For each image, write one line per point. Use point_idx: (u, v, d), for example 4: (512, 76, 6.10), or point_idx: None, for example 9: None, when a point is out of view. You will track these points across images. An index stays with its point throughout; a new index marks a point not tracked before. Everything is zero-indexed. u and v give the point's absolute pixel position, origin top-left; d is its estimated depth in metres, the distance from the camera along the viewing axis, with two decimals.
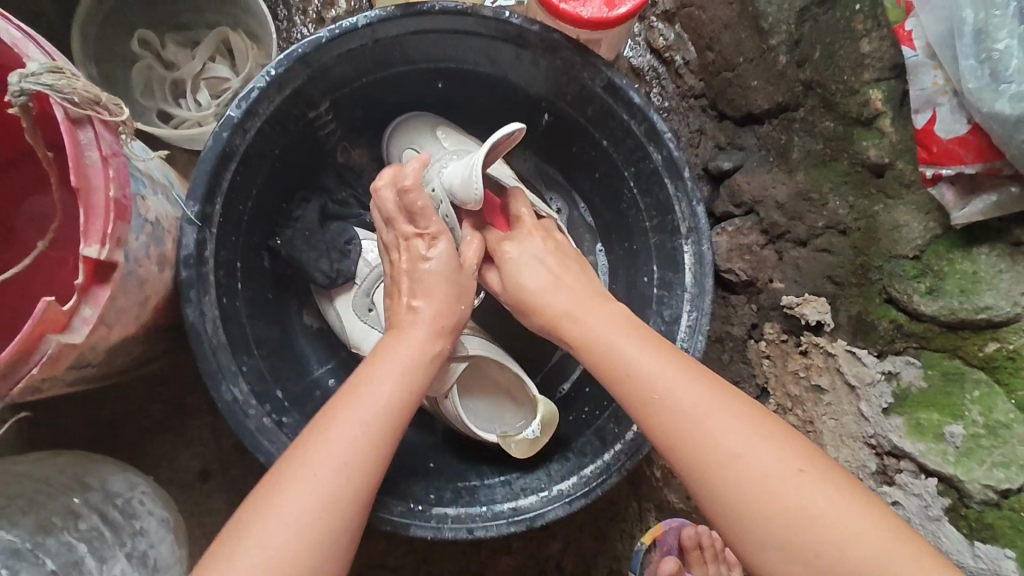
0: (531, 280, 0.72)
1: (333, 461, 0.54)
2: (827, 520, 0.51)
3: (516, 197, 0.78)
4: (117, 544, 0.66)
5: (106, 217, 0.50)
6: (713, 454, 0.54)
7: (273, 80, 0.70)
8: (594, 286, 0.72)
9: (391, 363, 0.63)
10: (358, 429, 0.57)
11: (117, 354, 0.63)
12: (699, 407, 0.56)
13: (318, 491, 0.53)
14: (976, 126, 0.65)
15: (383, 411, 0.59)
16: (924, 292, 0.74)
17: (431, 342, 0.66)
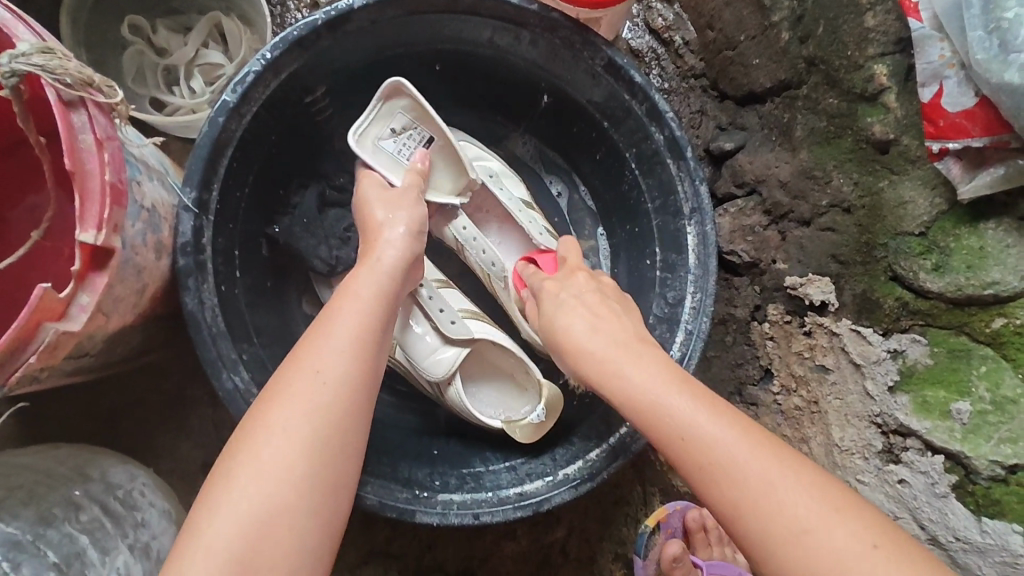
0: (576, 324, 0.66)
1: (303, 398, 0.54)
2: (792, 508, 0.49)
3: (569, 247, 0.78)
4: (118, 535, 0.65)
5: (102, 202, 0.49)
6: (685, 447, 0.54)
7: (269, 64, 0.69)
8: (631, 319, 0.67)
9: (362, 291, 0.63)
10: (325, 357, 0.56)
11: (116, 344, 0.62)
12: (676, 402, 0.55)
13: (292, 431, 0.52)
14: (983, 98, 0.64)
15: (353, 334, 0.58)
16: (930, 269, 0.74)
17: (391, 259, 0.66)
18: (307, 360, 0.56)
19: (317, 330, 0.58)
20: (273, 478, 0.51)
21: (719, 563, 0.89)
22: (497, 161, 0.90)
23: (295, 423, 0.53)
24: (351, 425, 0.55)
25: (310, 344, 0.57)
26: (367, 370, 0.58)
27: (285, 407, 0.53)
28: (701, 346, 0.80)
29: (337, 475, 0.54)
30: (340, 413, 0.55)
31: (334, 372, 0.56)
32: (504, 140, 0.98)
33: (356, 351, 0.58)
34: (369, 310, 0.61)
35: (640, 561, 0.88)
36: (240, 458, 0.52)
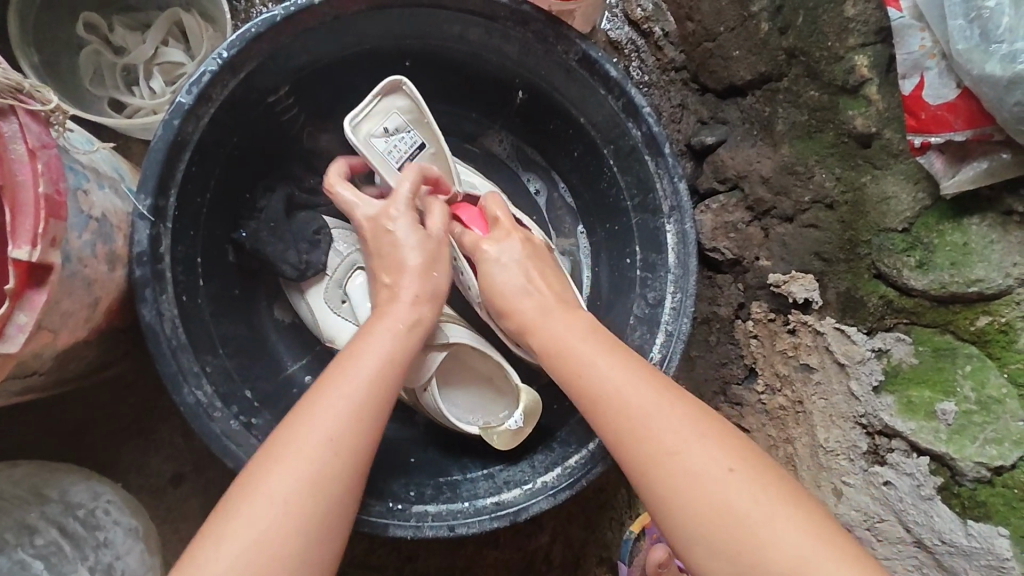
0: (525, 299, 0.68)
1: (307, 460, 0.52)
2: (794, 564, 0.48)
3: (492, 200, 0.76)
4: (79, 558, 0.65)
5: (37, 214, 0.46)
6: (713, 517, 0.51)
7: (226, 63, 0.66)
8: (597, 327, 0.65)
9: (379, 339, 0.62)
10: (337, 419, 0.54)
11: (69, 360, 0.60)
12: (705, 460, 0.53)
13: (290, 495, 0.50)
14: (965, 90, 0.62)
15: (369, 390, 0.57)
16: (914, 266, 0.72)
17: (413, 311, 0.65)
18: (316, 418, 0.54)
19: (328, 388, 0.57)
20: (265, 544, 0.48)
21: None
22: (478, 176, 0.87)
23: (292, 485, 0.50)
24: (351, 488, 0.53)
25: (311, 403, 0.55)
26: (374, 431, 0.56)
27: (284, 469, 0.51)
28: (682, 348, 0.77)
29: (332, 543, 0.51)
30: (343, 476, 0.53)
31: (343, 435, 0.54)
32: (480, 137, 0.96)
33: (368, 413, 0.56)
34: (385, 367, 0.59)
35: (626, 569, 0.88)
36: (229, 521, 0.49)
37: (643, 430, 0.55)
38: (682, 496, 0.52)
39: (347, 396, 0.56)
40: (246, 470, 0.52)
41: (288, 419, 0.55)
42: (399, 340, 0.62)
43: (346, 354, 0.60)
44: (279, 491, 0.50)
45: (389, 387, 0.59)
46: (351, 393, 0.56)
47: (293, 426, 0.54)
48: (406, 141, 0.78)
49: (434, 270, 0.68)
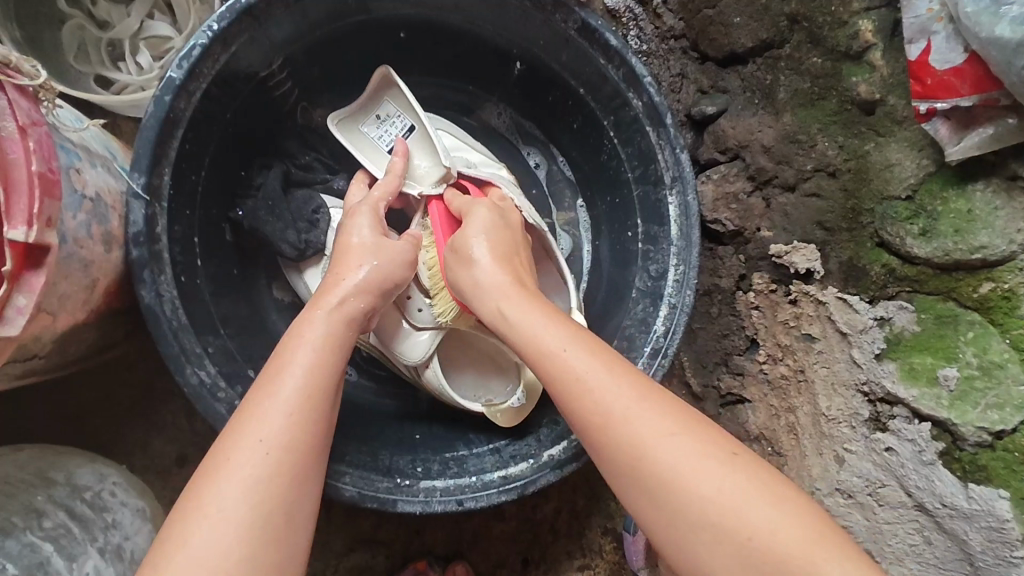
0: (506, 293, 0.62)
1: (244, 472, 0.48)
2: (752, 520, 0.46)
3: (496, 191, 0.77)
4: (87, 540, 0.63)
5: (31, 194, 0.45)
6: (653, 467, 0.49)
7: (217, 36, 0.64)
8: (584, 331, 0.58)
9: (307, 333, 0.57)
10: (270, 426, 0.51)
11: (70, 343, 0.59)
12: (722, 488, 0.47)
13: (232, 511, 0.47)
14: (972, 54, 0.61)
15: (309, 382, 0.54)
16: (917, 234, 0.72)
17: (342, 300, 0.61)
18: (250, 428, 0.50)
19: (259, 394, 0.53)
20: (217, 564, 0.45)
21: None
22: (479, 152, 0.85)
23: (232, 501, 0.47)
24: (302, 495, 0.50)
25: (244, 412, 0.52)
26: (313, 431, 0.52)
27: (223, 484, 0.48)
28: (686, 320, 0.77)
29: (286, 555, 0.48)
30: (286, 486, 0.49)
31: (277, 440, 0.50)
32: (477, 110, 0.94)
33: (304, 411, 0.52)
34: (319, 361, 0.55)
35: (631, 537, 0.89)
36: (173, 547, 0.46)
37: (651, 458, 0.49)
38: (709, 533, 0.47)
39: (286, 389, 0.53)
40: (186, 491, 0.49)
41: (223, 433, 0.52)
42: (332, 331, 0.58)
43: (278, 354, 0.56)
44: (219, 510, 0.47)
45: (326, 379, 0.55)
46: (289, 384, 0.53)
47: (226, 439, 0.51)
48: (398, 125, 0.81)
49: (380, 258, 0.65)
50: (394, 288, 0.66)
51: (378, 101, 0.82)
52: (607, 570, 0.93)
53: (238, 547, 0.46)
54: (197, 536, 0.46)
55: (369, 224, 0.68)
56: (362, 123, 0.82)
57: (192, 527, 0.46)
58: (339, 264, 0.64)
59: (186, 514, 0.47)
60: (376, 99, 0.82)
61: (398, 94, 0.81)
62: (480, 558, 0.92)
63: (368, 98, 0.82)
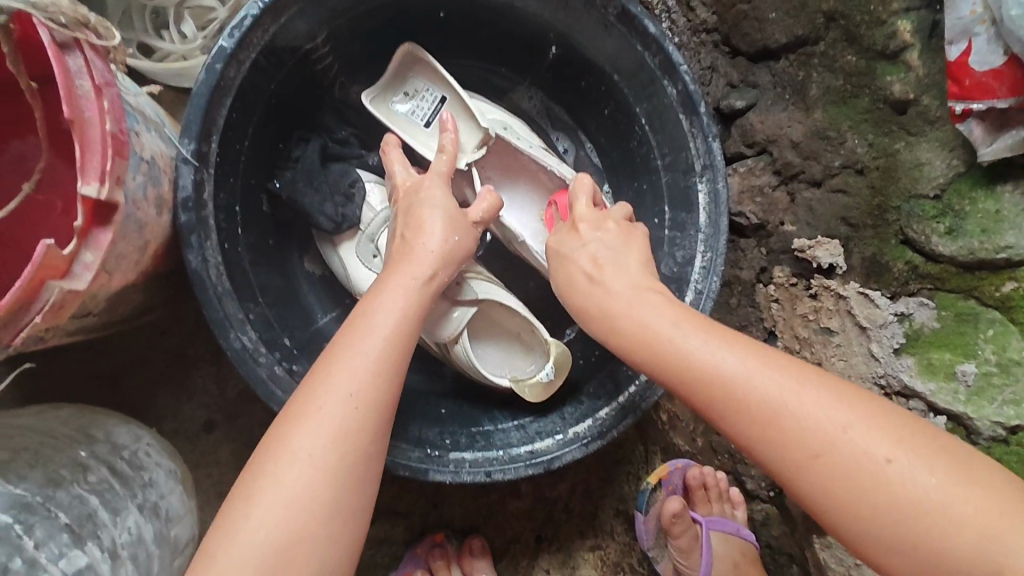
0: (585, 283, 0.64)
1: (329, 421, 0.51)
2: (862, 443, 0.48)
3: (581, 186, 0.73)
4: (128, 495, 0.65)
5: (104, 153, 0.46)
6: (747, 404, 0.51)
7: (269, 7, 0.64)
8: (620, 321, 0.59)
9: (389, 297, 0.60)
10: (356, 380, 0.53)
11: (119, 303, 0.60)
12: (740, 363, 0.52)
13: (320, 457, 0.50)
14: (1012, 57, 0.62)
15: (389, 345, 0.56)
16: (943, 232, 0.73)
17: (428, 271, 0.63)
18: (337, 380, 0.53)
19: (344, 347, 0.55)
20: (304, 504, 0.49)
21: (719, 519, 0.90)
22: (512, 117, 0.86)
23: (320, 449, 0.50)
24: (376, 446, 0.53)
25: (324, 364, 0.55)
26: (394, 390, 0.55)
27: (311, 430, 0.51)
28: (711, 306, 0.78)
29: (360, 503, 0.52)
30: (368, 438, 0.52)
31: (365, 396, 0.53)
32: (509, 93, 0.95)
33: (386, 371, 0.55)
34: (401, 326, 0.58)
35: (641, 516, 0.91)
36: (264, 482, 0.49)
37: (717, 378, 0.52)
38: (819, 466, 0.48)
39: (370, 347, 0.55)
40: (272, 429, 0.52)
41: (306, 379, 0.54)
42: (416, 296, 0.61)
43: (359, 314, 0.59)
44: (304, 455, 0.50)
45: (402, 342, 0.58)
46: (376, 341, 0.56)
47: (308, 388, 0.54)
48: (429, 98, 0.83)
49: (455, 233, 0.67)
50: (461, 263, 0.68)
51: (405, 77, 0.83)
52: (618, 550, 0.95)
53: (322, 491, 0.49)
54: (288, 475, 0.49)
55: (445, 197, 0.69)
56: (392, 100, 0.83)
57: (280, 466, 0.50)
58: (417, 231, 0.65)
59: (275, 453, 0.50)
60: (403, 74, 0.83)
61: (427, 67, 0.82)
62: (495, 533, 0.95)
63: (394, 73, 0.83)
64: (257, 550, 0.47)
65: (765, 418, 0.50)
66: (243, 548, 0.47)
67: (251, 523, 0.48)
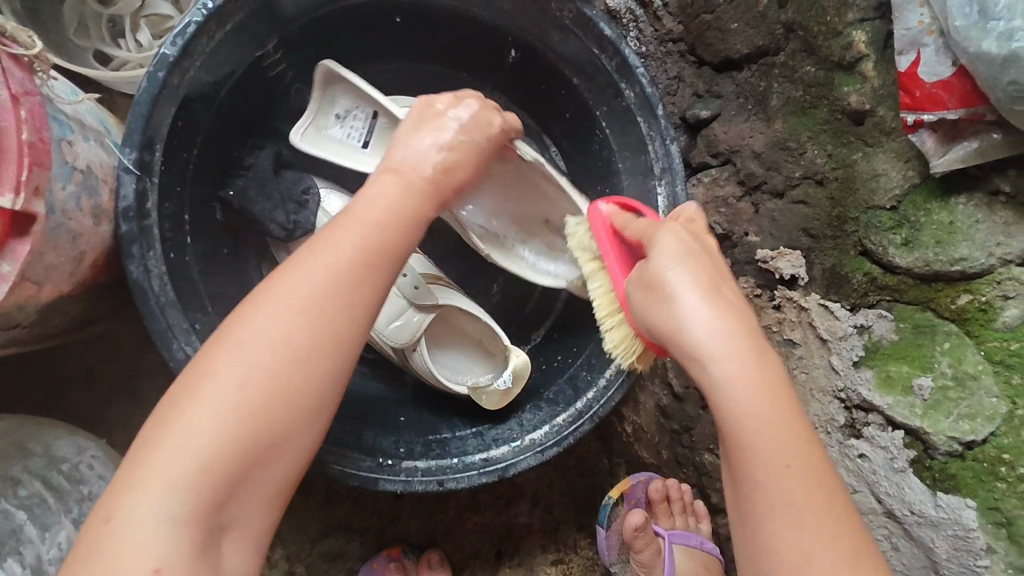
0: (681, 275, 0.52)
1: (247, 368, 0.46)
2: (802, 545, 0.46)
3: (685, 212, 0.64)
4: (62, 510, 0.63)
5: (21, 162, 0.45)
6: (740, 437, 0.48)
7: (211, 14, 0.64)
8: (716, 367, 0.48)
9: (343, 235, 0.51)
10: (284, 324, 0.48)
11: (54, 313, 0.59)
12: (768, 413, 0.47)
13: (230, 404, 0.46)
14: (960, 68, 0.61)
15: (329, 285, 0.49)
16: (900, 244, 0.73)
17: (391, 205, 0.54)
18: (259, 323, 0.48)
19: (277, 285, 0.49)
20: (209, 456, 0.44)
21: (683, 532, 0.89)
22: None
23: (229, 398, 0.46)
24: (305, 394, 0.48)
25: (271, 296, 0.48)
26: (331, 332, 0.49)
27: (225, 377, 0.46)
28: None
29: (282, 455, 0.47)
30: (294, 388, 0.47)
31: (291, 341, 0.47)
32: None
33: (321, 315, 0.49)
34: (347, 266, 0.50)
35: (604, 532, 0.91)
36: (169, 430, 0.45)
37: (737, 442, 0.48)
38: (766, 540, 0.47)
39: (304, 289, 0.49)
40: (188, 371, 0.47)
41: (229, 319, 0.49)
42: (375, 234, 0.52)
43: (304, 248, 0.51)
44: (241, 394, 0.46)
45: (366, 290, 0.51)
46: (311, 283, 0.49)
47: (251, 325, 0.48)
48: (360, 117, 0.78)
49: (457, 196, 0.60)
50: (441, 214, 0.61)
51: (330, 100, 0.79)
52: (581, 565, 0.94)
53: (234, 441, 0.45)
54: (195, 424, 0.45)
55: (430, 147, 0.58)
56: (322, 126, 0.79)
57: (189, 414, 0.45)
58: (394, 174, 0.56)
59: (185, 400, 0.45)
60: (328, 97, 0.79)
61: (346, 86, 0.77)
62: (454, 548, 0.93)
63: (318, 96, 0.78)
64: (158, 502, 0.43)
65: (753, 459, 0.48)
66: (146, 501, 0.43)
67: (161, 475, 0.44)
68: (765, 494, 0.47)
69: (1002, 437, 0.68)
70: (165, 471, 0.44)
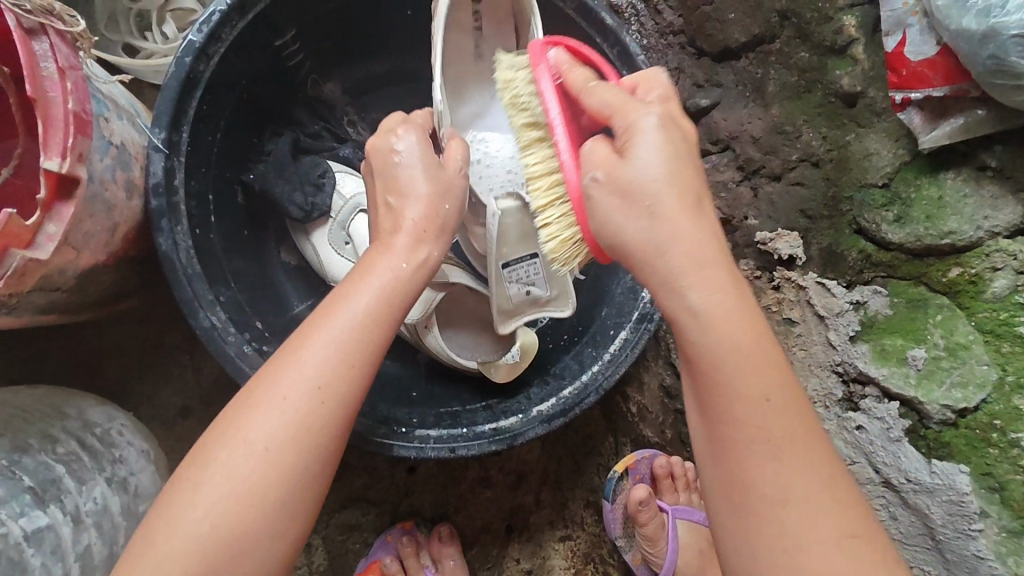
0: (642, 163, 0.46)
1: (279, 415, 0.48)
2: (787, 509, 0.43)
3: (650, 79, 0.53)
4: (97, 469, 0.67)
5: (66, 130, 0.49)
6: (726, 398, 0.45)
7: (235, 3, 0.68)
8: (669, 260, 0.45)
9: (369, 281, 0.52)
10: (313, 371, 0.49)
11: (89, 282, 0.63)
12: (750, 384, 0.44)
13: (264, 451, 0.47)
14: (944, 47, 0.64)
15: (356, 335, 0.50)
16: (892, 220, 0.75)
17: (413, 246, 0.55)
18: (290, 369, 0.48)
19: (312, 327, 0.50)
20: (240, 497, 0.47)
21: (684, 508, 0.95)
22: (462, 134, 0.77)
23: (266, 442, 0.47)
24: (331, 442, 0.50)
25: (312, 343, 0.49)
26: (359, 380, 0.50)
27: (260, 422, 0.48)
28: (673, 283, 0.80)
29: (309, 497, 0.49)
30: (323, 433, 0.49)
31: (322, 389, 0.49)
32: None
33: (350, 362, 0.50)
34: (375, 314, 0.51)
35: (609, 505, 0.93)
36: (204, 466, 0.47)
37: (728, 406, 0.45)
38: (756, 509, 0.44)
39: (338, 331, 0.50)
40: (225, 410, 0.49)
41: (268, 362, 0.50)
42: (397, 282, 0.52)
43: (339, 291, 0.52)
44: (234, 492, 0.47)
45: (379, 348, 0.51)
46: (342, 328, 0.50)
47: (261, 415, 0.48)
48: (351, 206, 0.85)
49: (444, 202, 0.57)
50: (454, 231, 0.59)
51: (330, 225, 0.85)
52: (588, 541, 0.96)
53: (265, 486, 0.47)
54: (231, 469, 0.47)
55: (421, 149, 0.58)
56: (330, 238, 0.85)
57: (226, 454, 0.47)
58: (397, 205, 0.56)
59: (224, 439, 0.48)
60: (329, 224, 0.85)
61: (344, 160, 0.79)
62: (465, 522, 0.96)
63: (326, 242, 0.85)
64: (194, 532, 0.46)
65: (741, 427, 0.44)
66: (183, 531, 0.46)
67: (197, 512, 0.46)
68: (744, 433, 0.44)
69: (993, 404, 0.70)
70: (162, 559, 0.46)
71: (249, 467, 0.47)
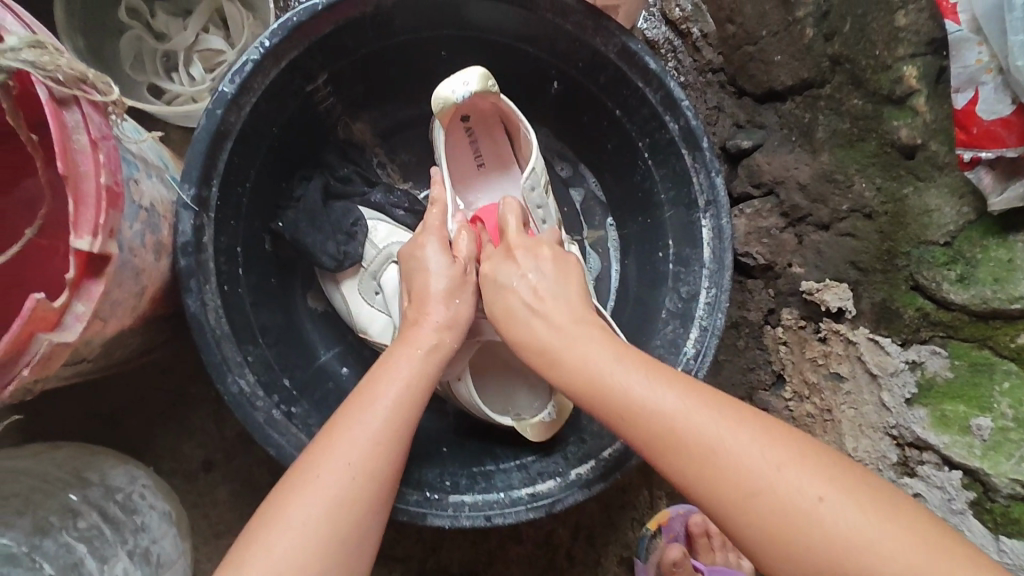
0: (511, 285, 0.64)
1: (328, 487, 0.52)
2: (791, 495, 0.46)
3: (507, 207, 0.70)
4: (118, 542, 0.66)
5: (97, 206, 0.47)
6: (695, 465, 0.49)
7: (268, 52, 0.66)
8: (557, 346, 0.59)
9: (401, 364, 0.61)
10: (356, 451, 0.54)
11: (116, 347, 0.61)
12: (696, 435, 0.50)
13: (313, 523, 0.51)
14: (1021, 106, 0.61)
15: (394, 413, 0.57)
16: (955, 280, 0.71)
17: (434, 338, 0.64)
18: (336, 449, 0.54)
19: (351, 412, 0.57)
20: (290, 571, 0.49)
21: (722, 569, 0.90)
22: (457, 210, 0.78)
23: (314, 518, 0.51)
24: (369, 521, 0.54)
25: (355, 422, 0.56)
26: (394, 456, 0.56)
27: (308, 498, 0.51)
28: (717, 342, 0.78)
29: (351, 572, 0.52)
30: (366, 505, 0.53)
31: (362, 467, 0.54)
32: None
33: (388, 437, 0.56)
34: (405, 397, 0.58)
35: (643, 565, 0.89)
36: (253, 548, 0.49)
37: (704, 465, 0.49)
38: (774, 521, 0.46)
39: (378, 408, 0.57)
40: (271, 495, 0.53)
41: (308, 447, 0.55)
42: (424, 371, 0.61)
43: (372, 376, 0.60)
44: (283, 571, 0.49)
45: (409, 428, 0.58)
46: (383, 405, 0.57)
47: (309, 491, 0.52)
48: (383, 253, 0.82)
49: (456, 296, 0.67)
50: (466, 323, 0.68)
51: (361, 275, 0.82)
52: None
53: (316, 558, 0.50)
54: (281, 544, 0.49)
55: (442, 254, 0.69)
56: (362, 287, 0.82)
57: (276, 530, 0.50)
58: (422, 304, 0.66)
59: (274, 518, 0.51)
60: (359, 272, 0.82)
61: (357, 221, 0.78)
62: None
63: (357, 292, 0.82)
64: None
65: (721, 483, 0.48)
66: None
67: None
68: (724, 477, 0.48)
69: None
70: None
71: (304, 539, 0.50)
